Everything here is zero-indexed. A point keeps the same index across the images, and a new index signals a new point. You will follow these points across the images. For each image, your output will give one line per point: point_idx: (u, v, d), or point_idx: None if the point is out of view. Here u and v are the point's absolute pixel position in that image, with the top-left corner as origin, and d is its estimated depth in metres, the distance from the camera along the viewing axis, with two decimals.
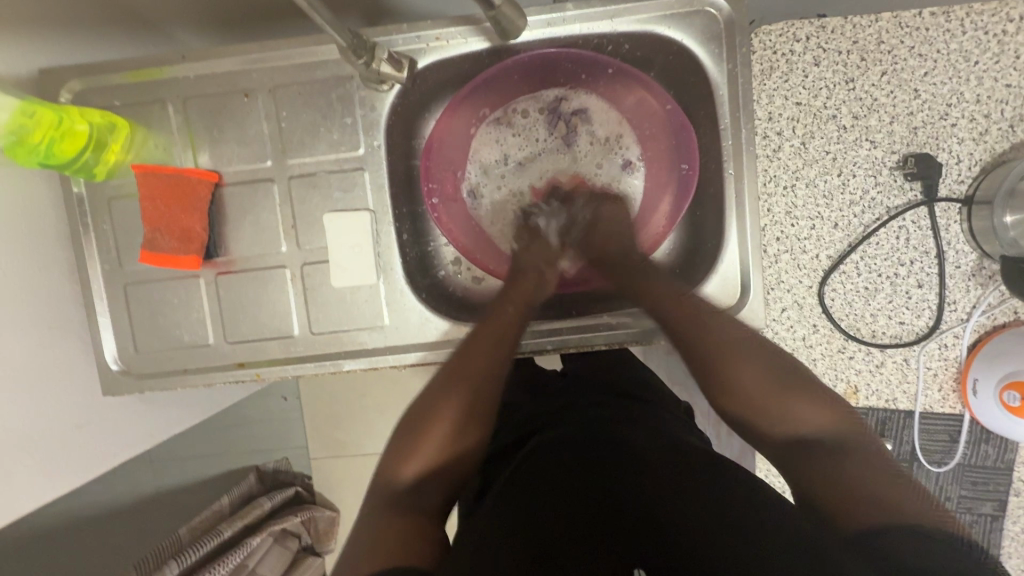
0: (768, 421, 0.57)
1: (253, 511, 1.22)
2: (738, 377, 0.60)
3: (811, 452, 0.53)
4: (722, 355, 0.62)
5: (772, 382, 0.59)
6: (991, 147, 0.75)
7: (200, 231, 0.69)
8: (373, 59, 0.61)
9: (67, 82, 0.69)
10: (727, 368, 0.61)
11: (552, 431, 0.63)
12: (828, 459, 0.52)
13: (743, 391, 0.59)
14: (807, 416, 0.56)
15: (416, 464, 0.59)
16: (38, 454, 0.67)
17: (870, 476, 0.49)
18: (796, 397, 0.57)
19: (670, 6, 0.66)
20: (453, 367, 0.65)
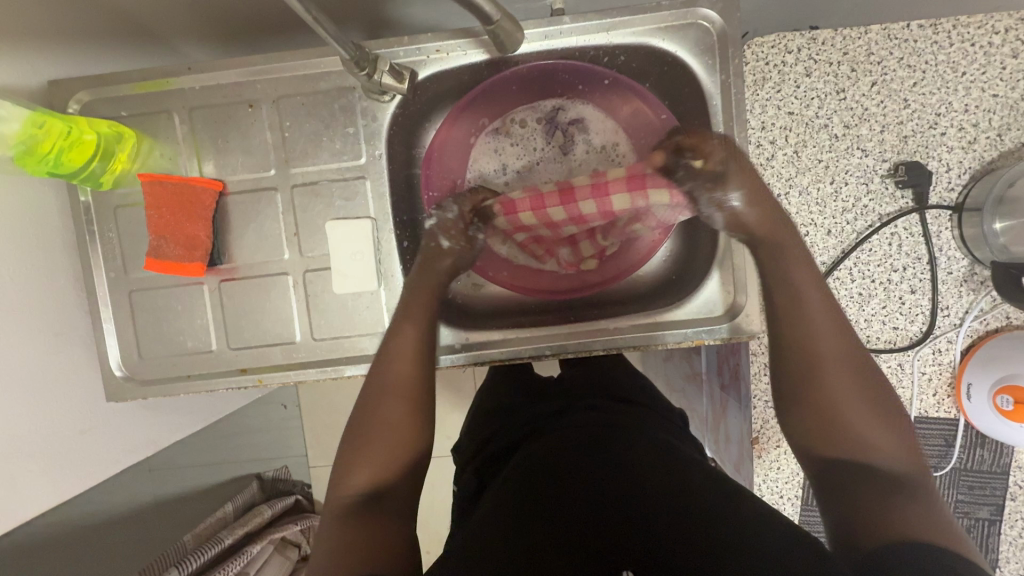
0: (843, 434, 0.55)
1: (253, 519, 1.22)
2: (831, 389, 0.56)
3: (867, 477, 0.52)
4: (814, 367, 0.58)
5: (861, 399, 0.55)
6: (980, 156, 0.76)
7: (205, 239, 0.70)
8: (375, 71, 0.62)
9: (76, 94, 0.70)
10: (822, 378, 0.57)
11: (550, 436, 0.64)
12: (884, 491, 0.50)
13: (831, 403, 0.56)
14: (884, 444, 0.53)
15: (360, 476, 0.58)
16: (41, 460, 0.67)
17: (928, 516, 0.47)
18: (878, 424, 0.54)
19: (663, 19, 0.68)
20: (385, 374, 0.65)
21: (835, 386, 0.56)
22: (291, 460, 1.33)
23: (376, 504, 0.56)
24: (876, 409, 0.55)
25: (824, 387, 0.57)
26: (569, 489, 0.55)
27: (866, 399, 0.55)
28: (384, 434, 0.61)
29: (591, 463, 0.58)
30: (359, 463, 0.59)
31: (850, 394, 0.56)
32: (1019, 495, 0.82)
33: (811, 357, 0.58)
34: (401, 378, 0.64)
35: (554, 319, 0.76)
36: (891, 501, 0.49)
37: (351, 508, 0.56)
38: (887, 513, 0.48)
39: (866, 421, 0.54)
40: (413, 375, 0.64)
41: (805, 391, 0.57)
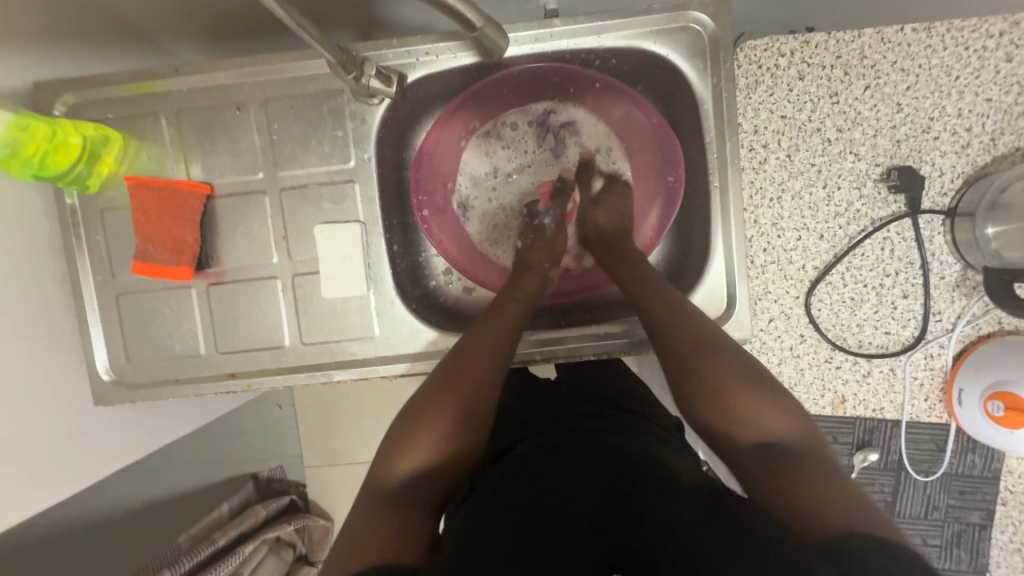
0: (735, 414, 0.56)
1: (248, 519, 1.21)
2: (710, 371, 0.59)
3: (779, 457, 0.52)
4: (695, 357, 0.61)
5: (735, 378, 0.58)
6: (973, 160, 0.76)
7: (192, 242, 0.70)
8: (363, 75, 0.62)
9: (61, 96, 0.70)
10: (689, 354, 0.61)
11: (546, 435, 0.64)
12: (792, 470, 0.50)
13: (709, 382, 0.59)
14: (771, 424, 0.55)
15: (408, 460, 0.58)
16: (27, 465, 0.67)
17: (833, 493, 0.47)
18: (755, 401, 0.56)
19: (655, 23, 0.68)
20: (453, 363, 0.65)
21: (690, 356, 0.61)
22: (284, 461, 1.32)
23: (416, 491, 0.56)
24: (740, 380, 0.58)
25: (690, 366, 0.60)
26: (566, 490, 0.55)
27: (730, 373, 0.58)
28: (437, 422, 0.61)
29: (584, 462, 0.58)
30: (413, 443, 0.59)
31: (694, 364, 0.60)
32: (1011, 501, 0.82)
33: (676, 334, 0.63)
34: (470, 368, 0.65)
35: (545, 324, 0.75)
36: (797, 482, 0.48)
37: (384, 494, 0.56)
38: (794, 488, 0.48)
39: (745, 397, 0.57)
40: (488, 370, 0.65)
41: (688, 373, 0.60)
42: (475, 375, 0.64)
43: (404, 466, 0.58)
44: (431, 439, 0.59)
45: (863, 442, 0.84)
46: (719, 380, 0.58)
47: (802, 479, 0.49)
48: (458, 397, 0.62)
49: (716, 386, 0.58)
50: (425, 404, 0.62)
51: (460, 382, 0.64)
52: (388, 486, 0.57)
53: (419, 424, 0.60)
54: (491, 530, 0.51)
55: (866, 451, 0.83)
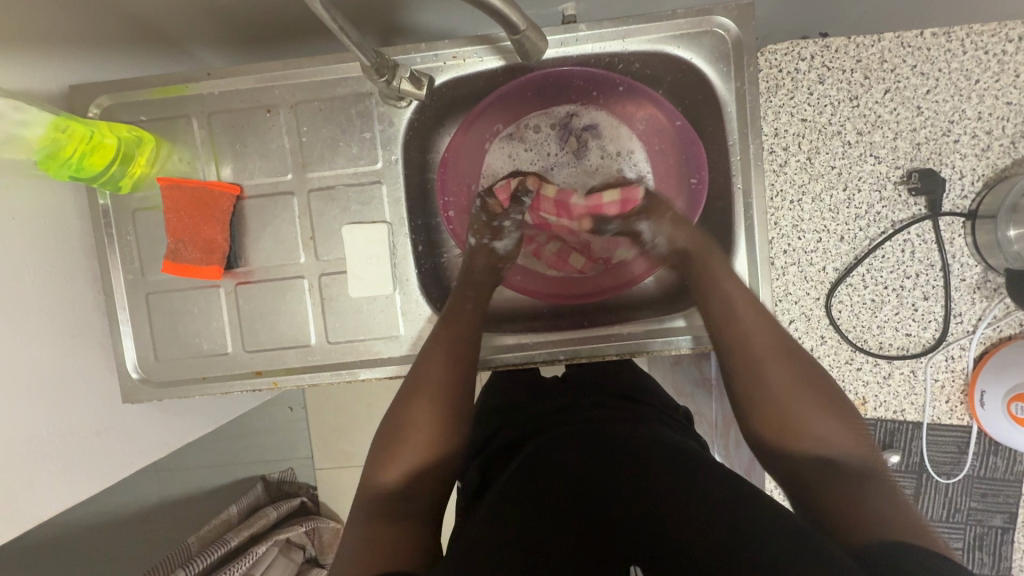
0: (793, 424, 0.58)
1: (259, 520, 1.22)
2: (773, 378, 0.60)
3: (836, 468, 0.53)
4: (759, 354, 0.62)
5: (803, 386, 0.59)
6: (993, 163, 0.77)
7: (222, 242, 0.71)
8: (394, 77, 0.63)
9: (96, 99, 0.71)
10: (762, 358, 0.62)
11: (553, 433, 0.63)
12: (850, 483, 0.52)
13: (770, 378, 0.60)
14: (833, 436, 0.56)
15: (393, 471, 0.59)
16: (58, 461, 0.68)
17: (899, 511, 0.49)
18: (825, 415, 0.57)
19: (678, 27, 0.69)
20: (423, 375, 0.65)
21: (760, 348, 0.62)
22: (298, 463, 1.33)
23: (404, 496, 0.57)
24: (811, 392, 0.59)
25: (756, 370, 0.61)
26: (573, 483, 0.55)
27: (803, 384, 0.60)
28: (413, 432, 0.61)
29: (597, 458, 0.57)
30: (393, 455, 0.60)
31: (769, 354, 0.62)
32: None
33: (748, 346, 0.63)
34: (437, 382, 0.64)
35: (568, 324, 0.76)
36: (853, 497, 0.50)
37: (380, 506, 0.56)
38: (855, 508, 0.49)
39: (807, 405, 0.58)
40: (453, 375, 0.65)
41: (755, 383, 0.61)
42: (448, 384, 0.65)
43: (387, 478, 0.58)
44: (410, 450, 0.60)
45: (884, 444, 0.84)
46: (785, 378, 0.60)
47: (856, 493, 0.51)
48: (431, 403, 0.63)
49: (786, 395, 0.59)
50: (400, 418, 0.62)
51: (436, 393, 0.64)
52: (381, 499, 0.57)
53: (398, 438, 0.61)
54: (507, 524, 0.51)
55: (887, 452, 0.83)
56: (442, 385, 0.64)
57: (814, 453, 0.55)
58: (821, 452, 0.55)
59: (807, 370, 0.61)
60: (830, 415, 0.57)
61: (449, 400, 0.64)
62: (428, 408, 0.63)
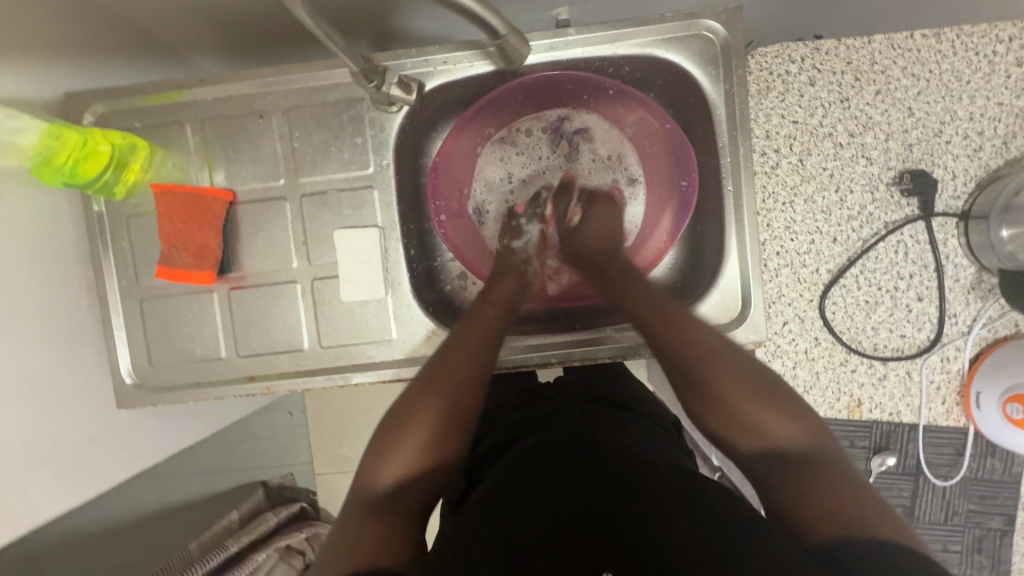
0: (746, 425, 0.57)
1: (258, 528, 1.21)
2: (721, 383, 0.60)
3: (782, 464, 0.53)
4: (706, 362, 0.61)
5: (748, 385, 0.59)
6: (986, 163, 0.77)
7: (215, 247, 0.71)
8: (383, 83, 0.63)
9: (91, 106, 0.72)
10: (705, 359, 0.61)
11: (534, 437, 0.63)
12: (797, 477, 0.51)
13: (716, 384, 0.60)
14: (780, 428, 0.56)
15: (391, 470, 0.59)
16: (51, 467, 0.68)
17: (842, 495, 0.49)
18: (769, 408, 0.57)
19: (668, 30, 0.69)
20: (434, 370, 0.65)
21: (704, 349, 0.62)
22: (295, 468, 1.33)
23: (398, 499, 0.57)
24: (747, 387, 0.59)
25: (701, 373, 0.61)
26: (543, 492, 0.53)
27: (740, 382, 0.59)
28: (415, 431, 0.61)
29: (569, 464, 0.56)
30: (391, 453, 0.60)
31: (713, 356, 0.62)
32: None
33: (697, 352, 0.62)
34: (443, 380, 0.64)
35: (560, 327, 0.76)
36: (807, 489, 0.50)
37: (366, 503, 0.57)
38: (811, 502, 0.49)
39: (755, 405, 0.57)
40: (463, 375, 0.65)
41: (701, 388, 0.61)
42: (454, 380, 0.64)
43: (386, 474, 0.59)
44: (409, 449, 0.60)
45: (880, 446, 0.84)
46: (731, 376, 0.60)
47: (798, 486, 0.51)
48: (436, 404, 0.63)
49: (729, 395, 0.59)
50: (404, 413, 0.62)
51: (442, 392, 0.64)
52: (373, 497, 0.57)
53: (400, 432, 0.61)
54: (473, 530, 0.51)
55: (884, 455, 0.83)
56: (450, 385, 0.64)
57: (761, 449, 0.56)
58: (771, 447, 0.55)
59: (746, 365, 0.61)
60: (777, 408, 0.57)
61: (456, 403, 0.63)
62: (432, 408, 0.62)
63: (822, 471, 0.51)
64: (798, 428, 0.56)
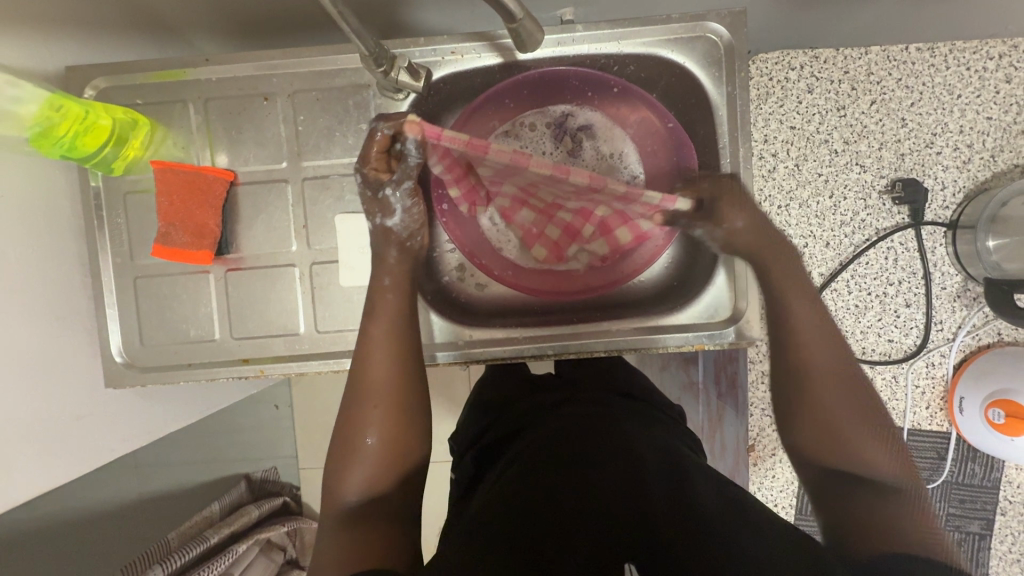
0: (842, 441, 0.56)
1: (240, 519, 1.20)
2: (833, 402, 0.57)
3: (867, 491, 0.52)
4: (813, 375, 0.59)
5: (858, 408, 0.57)
6: (974, 175, 0.79)
7: (214, 227, 0.71)
8: (392, 68, 0.63)
9: (93, 81, 0.72)
10: (847, 394, 0.58)
11: (543, 430, 0.64)
12: (883, 502, 0.51)
13: (827, 397, 0.58)
14: (879, 460, 0.54)
15: (353, 485, 0.60)
16: (37, 444, 0.66)
17: (923, 533, 0.49)
18: (874, 440, 0.56)
19: (674, 31, 0.70)
20: (358, 385, 0.64)
21: (828, 366, 0.59)
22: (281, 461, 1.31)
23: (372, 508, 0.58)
24: (857, 414, 0.57)
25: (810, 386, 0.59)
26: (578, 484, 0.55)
27: (852, 405, 0.57)
28: (360, 447, 0.61)
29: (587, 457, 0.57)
30: (351, 464, 0.61)
31: (838, 375, 0.59)
32: (1009, 511, 0.84)
33: (809, 362, 0.59)
34: (369, 389, 0.64)
35: (559, 319, 0.76)
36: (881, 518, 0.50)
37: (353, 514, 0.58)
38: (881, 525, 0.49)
39: (862, 429, 0.56)
40: (387, 374, 0.64)
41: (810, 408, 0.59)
42: (378, 382, 0.64)
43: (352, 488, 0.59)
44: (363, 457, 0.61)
45: None
46: (843, 394, 0.58)
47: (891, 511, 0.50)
48: (373, 413, 0.62)
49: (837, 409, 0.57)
50: (346, 437, 0.62)
51: (369, 399, 0.63)
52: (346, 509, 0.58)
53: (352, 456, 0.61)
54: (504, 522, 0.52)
55: None
56: (379, 391, 0.63)
57: (853, 470, 0.54)
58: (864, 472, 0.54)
59: (854, 387, 0.59)
60: (879, 440, 0.56)
61: (394, 401, 0.63)
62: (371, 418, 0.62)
63: (909, 507, 0.51)
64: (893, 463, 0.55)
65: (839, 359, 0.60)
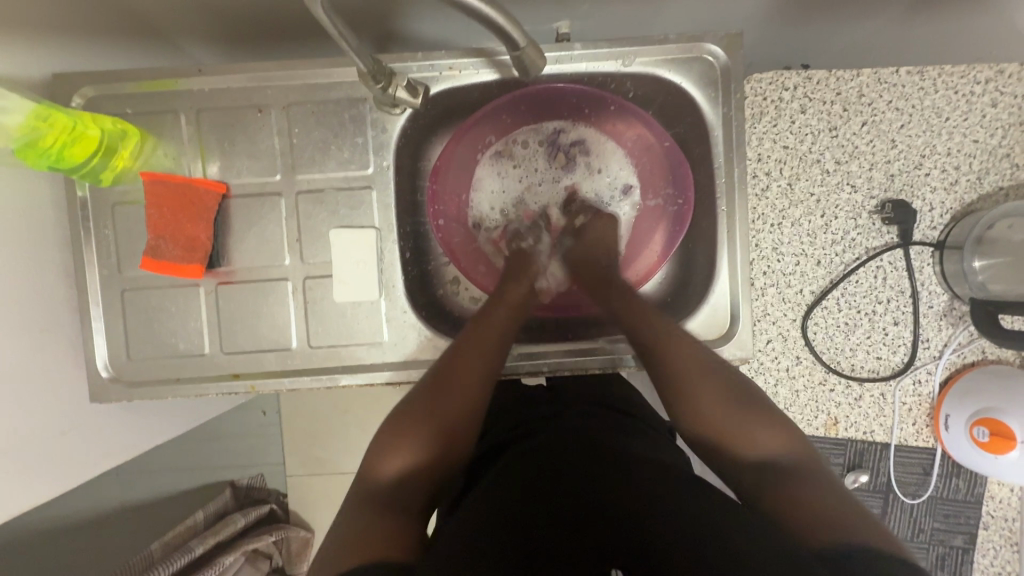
0: (732, 445, 0.58)
1: (225, 529, 1.17)
2: (708, 402, 0.60)
3: (782, 474, 0.54)
4: (682, 392, 0.62)
5: (736, 409, 0.59)
6: (960, 197, 0.80)
7: (206, 240, 0.70)
8: (390, 85, 0.63)
9: (80, 89, 0.70)
10: (684, 383, 0.62)
11: (514, 449, 0.63)
12: (797, 484, 0.52)
13: (704, 408, 0.60)
14: (772, 443, 0.56)
15: (394, 463, 0.57)
16: (19, 462, 0.65)
17: (846, 508, 0.49)
18: (765, 427, 0.58)
19: (670, 52, 0.71)
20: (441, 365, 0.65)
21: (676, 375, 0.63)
22: (267, 469, 1.28)
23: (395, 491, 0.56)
24: (736, 409, 0.59)
25: (692, 398, 0.61)
26: (566, 487, 0.55)
27: (728, 405, 0.60)
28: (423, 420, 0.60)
29: (567, 463, 0.58)
30: (398, 444, 0.58)
31: (699, 381, 0.62)
32: (991, 525, 0.85)
33: (672, 387, 0.62)
34: (449, 370, 0.64)
35: (551, 337, 0.77)
36: (798, 503, 0.50)
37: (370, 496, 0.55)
38: (805, 512, 0.49)
39: (750, 424, 0.58)
40: (471, 366, 0.65)
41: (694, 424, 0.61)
42: (459, 368, 0.64)
43: (388, 466, 0.57)
44: (416, 446, 0.58)
45: (853, 464, 0.86)
46: (716, 396, 0.61)
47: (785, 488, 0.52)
48: (443, 395, 0.62)
49: (714, 411, 0.59)
50: (406, 409, 0.61)
51: (447, 384, 0.63)
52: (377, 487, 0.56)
53: (403, 426, 0.59)
54: (481, 513, 0.52)
55: (857, 472, 0.86)
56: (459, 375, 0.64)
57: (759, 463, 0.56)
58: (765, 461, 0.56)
59: (731, 389, 0.61)
60: (768, 425, 0.58)
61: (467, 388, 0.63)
62: (436, 401, 0.61)
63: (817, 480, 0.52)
64: (785, 442, 0.57)
65: (689, 367, 0.63)
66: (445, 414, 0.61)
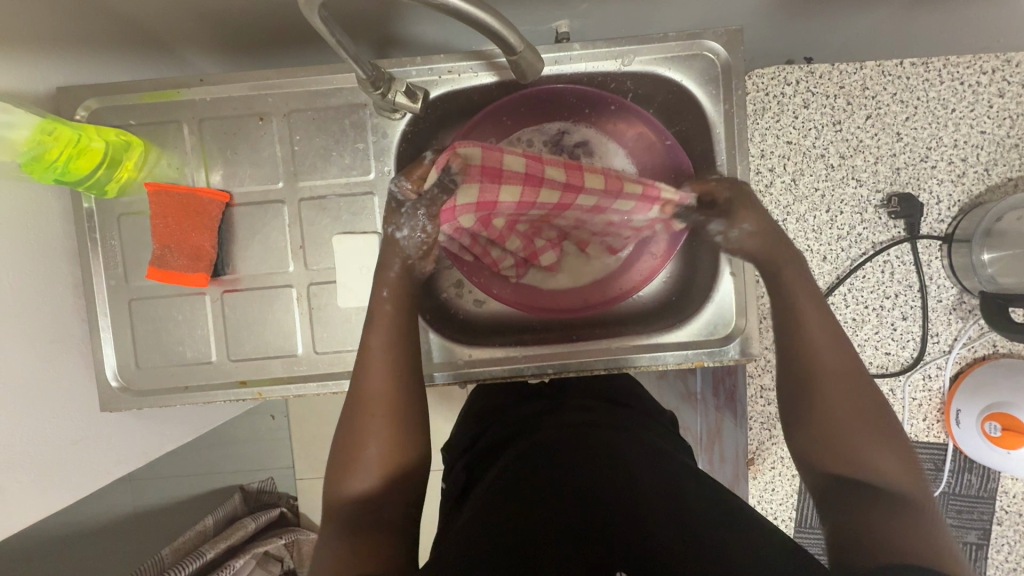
0: (844, 447, 0.55)
1: (236, 532, 1.18)
2: (835, 400, 0.57)
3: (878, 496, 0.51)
4: (810, 381, 0.59)
5: (860, 415, 0.56)
6: (968, 189, 0.79)
7: (210, 249, 0.70)
8: (390, 90, 0.63)
9: (85, 101, 0.70)
10: (816, 378, 0.59)
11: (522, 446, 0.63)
12: (891, 510, 0.49)
13: (831, 403, 0.57)
14: (886, 462, 0.53)
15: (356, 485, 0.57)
16: (32, 471, 0.65)
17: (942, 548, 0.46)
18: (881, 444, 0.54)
19: (670, 49, 0.71)
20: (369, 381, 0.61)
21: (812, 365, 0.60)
22: (277, 473, 1.28)
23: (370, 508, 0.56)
24: (861, 416, 0.56)
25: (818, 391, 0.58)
26: (572, 492, 0.53)
27: (852, 408, 0.56)
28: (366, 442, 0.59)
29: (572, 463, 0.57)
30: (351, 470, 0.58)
31: (835, 377, 0.58)
32: (1006, 521, 0.84)
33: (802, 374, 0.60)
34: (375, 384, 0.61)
35: (556, 337, 0.75)
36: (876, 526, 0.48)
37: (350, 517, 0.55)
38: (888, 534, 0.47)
39: (871, 438, 0.55)
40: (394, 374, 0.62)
41: (815, 412, 0.58)
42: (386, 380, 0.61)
43: (352, 490, 0.57)
44: (368, 473, 0.58)
45: None
46: (846, 398, 0.57)
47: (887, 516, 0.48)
48: (382, 412, 0.60)
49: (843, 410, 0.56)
50: (351, 435, 0.59)
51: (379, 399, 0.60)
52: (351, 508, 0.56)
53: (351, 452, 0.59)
54: (492, 522, 0.52)
55: None
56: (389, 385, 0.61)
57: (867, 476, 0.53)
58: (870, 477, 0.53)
59: (863, 396, 0.57)
60: (886, 445, 0.54)
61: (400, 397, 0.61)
62: (377, 418, 0.59)
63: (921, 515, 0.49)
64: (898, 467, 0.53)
65: (832, 362, 0.59)
66: (389, 428, 0.59)
